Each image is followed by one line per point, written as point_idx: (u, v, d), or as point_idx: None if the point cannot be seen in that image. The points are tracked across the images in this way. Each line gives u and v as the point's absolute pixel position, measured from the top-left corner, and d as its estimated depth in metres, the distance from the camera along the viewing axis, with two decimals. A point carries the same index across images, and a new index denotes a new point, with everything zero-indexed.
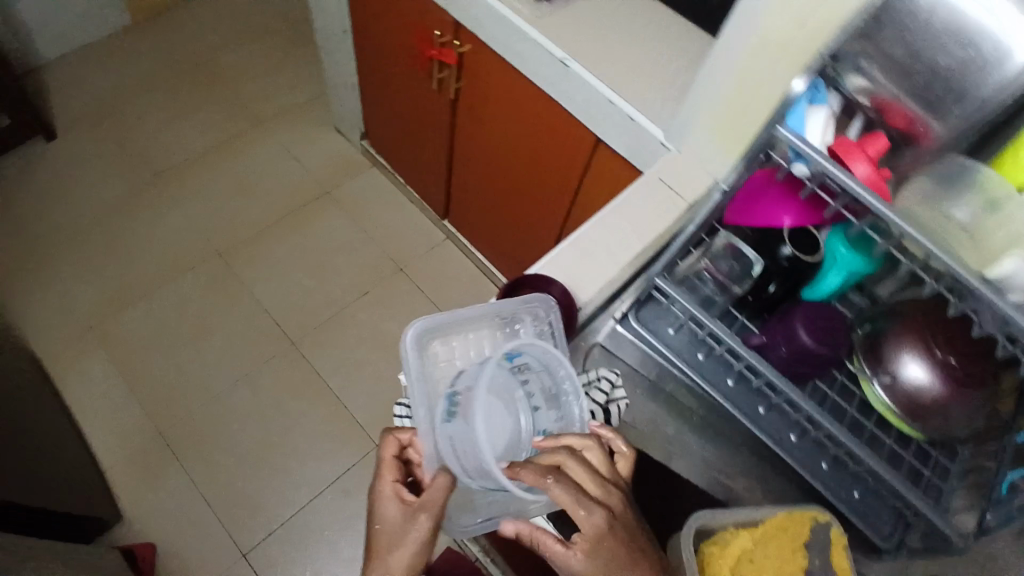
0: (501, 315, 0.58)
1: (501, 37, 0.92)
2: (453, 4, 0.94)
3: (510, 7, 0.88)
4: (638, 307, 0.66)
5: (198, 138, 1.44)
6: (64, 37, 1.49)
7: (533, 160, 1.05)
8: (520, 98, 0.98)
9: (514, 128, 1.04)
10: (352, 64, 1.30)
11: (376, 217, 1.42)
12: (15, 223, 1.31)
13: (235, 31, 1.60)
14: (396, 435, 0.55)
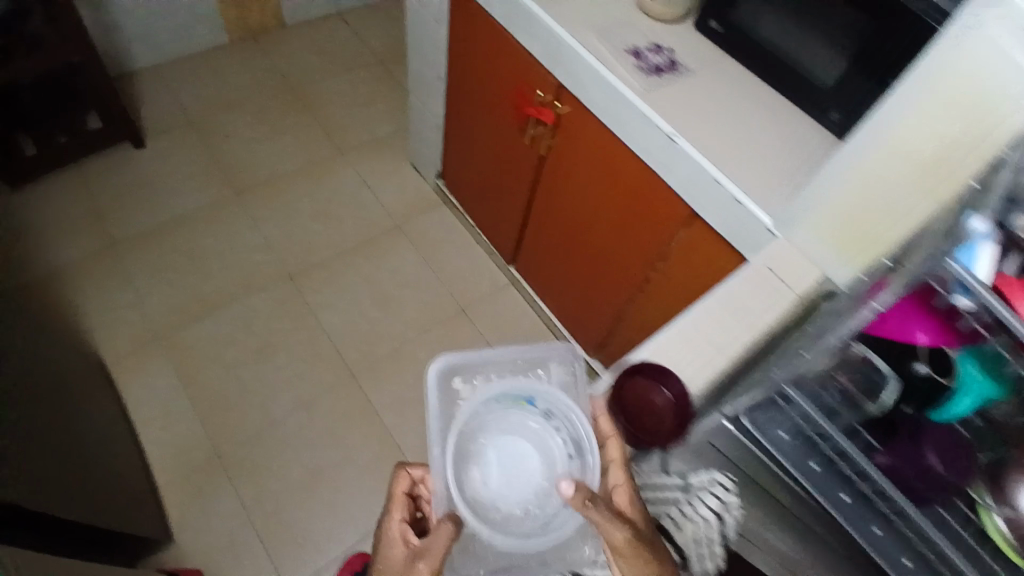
0: (524, 360, 0.61)
1: (603, 104, 0.92)
2: (562, 67, 0.95)
3: (622, 79, 0.88)
4: (754, 407, 0.60)
5: (279, 161, 1.48)
6: (165, 51, 1.55)
7: (616, 227, 1.04)
8: (614, 165, 0.97)
9: (603, 192, 1.02)
10: (440, 107, 1.33)
11: (444, 255, 1.45)
12: (96, 226, 1.34)
13: (324, 60, 1.65)
14: (408, 472, 0.64)
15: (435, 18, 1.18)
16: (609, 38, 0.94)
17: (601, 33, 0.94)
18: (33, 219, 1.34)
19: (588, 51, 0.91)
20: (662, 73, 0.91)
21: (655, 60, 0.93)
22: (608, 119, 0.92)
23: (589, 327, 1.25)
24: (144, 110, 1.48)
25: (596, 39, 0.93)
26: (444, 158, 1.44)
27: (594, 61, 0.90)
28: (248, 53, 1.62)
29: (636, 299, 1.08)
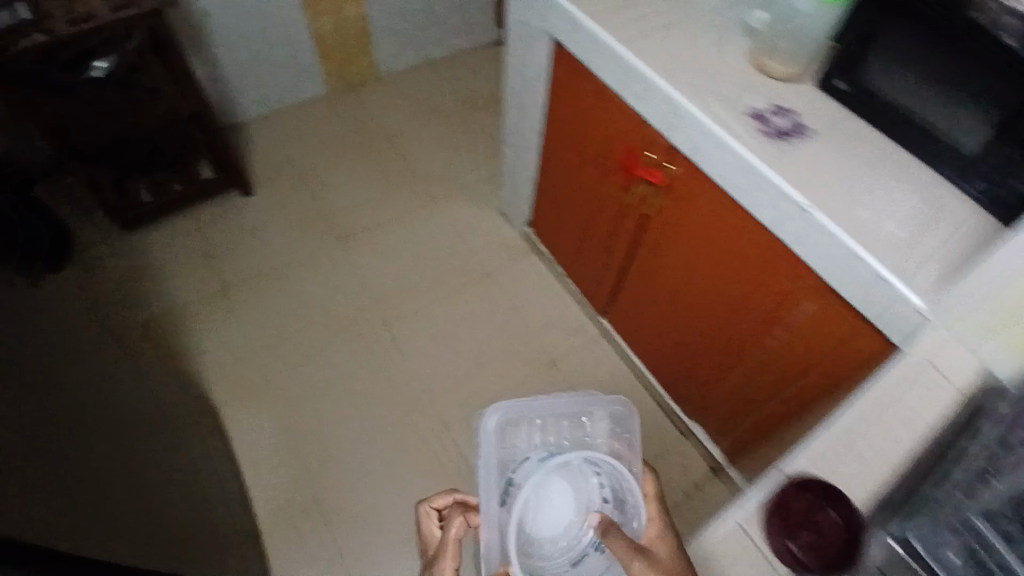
0: (569, 412, 0.74)
1: (725, 170, 0.87)
2: (677, 130, 0.91)
3: (747, 146, 0.84)
4: (908, 514, 0.53)
5: (373, 209, 1.54)
6: (269, 102, 1.64)
7: (729, 293, 0.99)
8: (731, 230, 0.93)
9: (716, 257, 0.98)
10: (534, 157, 1.34)
11: (532, 302, 1.46)
12: (205, 269, 1.41)
13: (413, 111, 1.74)
14: (463, 518, 0.73)
15: (536, 74, 1.17)
16: (727, 99, 0.89)
17: (720, 93, 0.90)
18: (145, 262, 1.41)
19: (709, 116, 0.86)
20: (790, 138, 0.85)
21: (780, 124, 0.87)
22: (732, 186, 0.88)
23: (691, 385, 1.20)
24: (249, 159, 1.57)
25: (717, 101, 0.89)
26: (536, 206, 1.45)
27: (716, 126, 0.86)
28: (344, 106, 1.71)
29: (750, 365, 1.02)
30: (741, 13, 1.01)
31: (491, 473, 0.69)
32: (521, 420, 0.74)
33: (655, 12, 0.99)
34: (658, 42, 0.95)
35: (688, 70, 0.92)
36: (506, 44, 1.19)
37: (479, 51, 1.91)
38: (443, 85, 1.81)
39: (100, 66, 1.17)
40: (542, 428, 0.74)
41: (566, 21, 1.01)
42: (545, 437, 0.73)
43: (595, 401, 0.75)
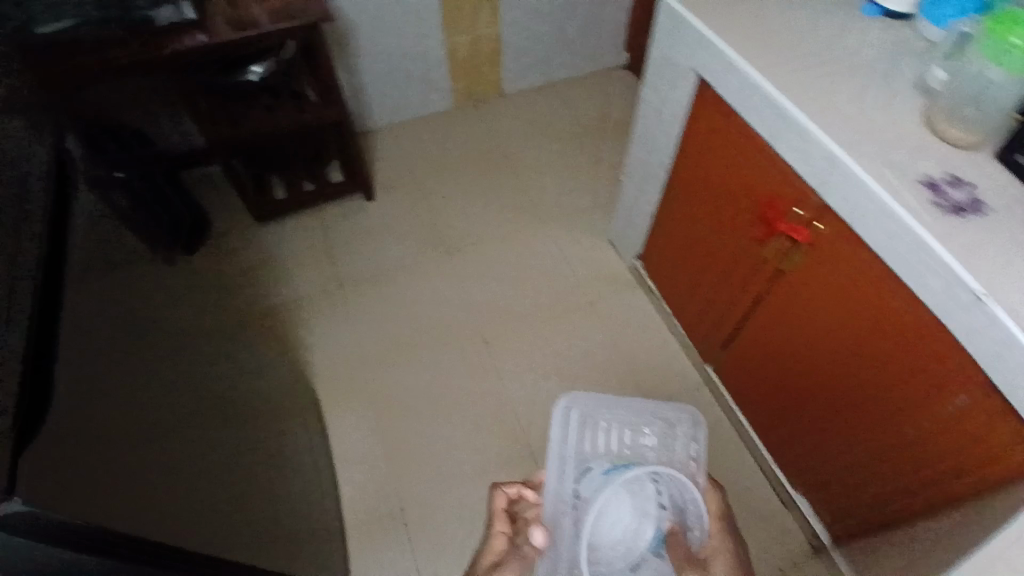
0: (631, 419, 0.84)
1: (884, 238, 0.80)
2: (830, 190, 0.85)
3: (916, 218, 0.75)
4: None
5: (485, 224, 1.56)
6: (397, 112, 1.72)
7: (871, 367, 0.90)
8: (879, 303, 0.85)
9: (860, 328, 0.90)
10: (655, 193, 1.30)
11: (632, 339, 1.42)
12: (324, 264, 1.46)
13: (531, 131, 1.77)
14: (502, 491, 0.83)
15: (672, 111, 1.13)
16: (898, 161, 0.82)
17: (885, 153, 0.82)
18: (273, 253, 1.47)
19: (875, 179, 0.79)
20: (967, 214, 0.76)
21: (955, 197, 0.78)
22: (891, 258, 0.80)
23: (807, 452, 1.13)
24: (375, 165, 1.65)
25: (882, 162, 0.81)
26: (648, 240, 1.41)
27: (880, 190, 0.78)
28: (466, 121, 1.77)
29: (882, 448, 0.94)
30: (912, 68, 0.94)
31: (558, 462, 0.80)
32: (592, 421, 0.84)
33: (816, 58, 0.94)
34: (819, 91, 0.89)
35: (857, 124, 0.86)
36: (644, 77, 1.16)
37: (601, 76, 1.91)
38: (563, 107, 1.83)
39: (256, 71, 1.23)
40: (611, 429, 0.83)
41: (716, 61, 0.97)
42: (612, 441, 0.82)
43: (654, 410, 0.85)
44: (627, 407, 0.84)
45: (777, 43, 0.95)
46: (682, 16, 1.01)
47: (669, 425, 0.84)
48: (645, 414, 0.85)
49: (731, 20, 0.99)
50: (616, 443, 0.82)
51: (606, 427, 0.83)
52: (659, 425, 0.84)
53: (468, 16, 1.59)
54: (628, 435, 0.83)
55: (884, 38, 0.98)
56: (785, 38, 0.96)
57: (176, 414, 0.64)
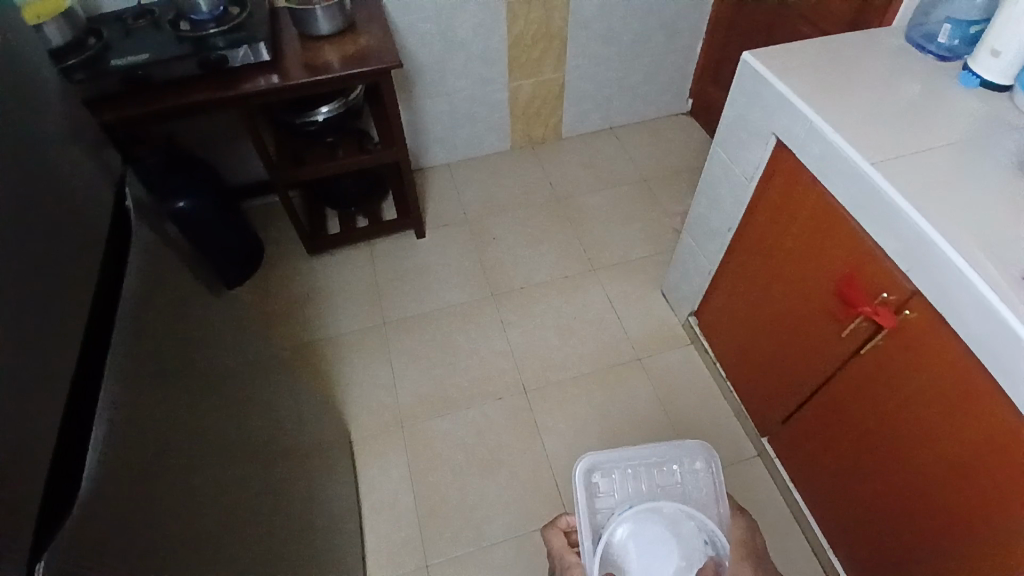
0: (655, 461, 0.87)
1: (982, 336, 0.70)
2: (922, 272, 0.77)
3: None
4: None
5: (536, 268, 1.53)
6: (454, 151, 1.73)
7: (962, 478, 0.79)
8: (975, 405, 0.75)
9: (949, 433, 0.79)
10: (715, 253, 1.23)
11: (684, 403, 1.33)
12: (372, 301, 1.45)
13: (589, 175, 1.73)
14: (556, 526, 0.87)
15: (742, 171, 1.07)
16: (1002, 250, 0.73)
17: (985, 240, 0.74)
18: (323, 286, 1.47)
19: (975, 269, 0.71)
20: None
21: None
22: (989, 358, 0.70)
23: (875, 553, 1.00)
24: (429, 202, 1.65)
25: (983, 250, 0.73)
26: (704, 299, 1.34)
27: (978, 282, 0.70)
28: (523, 163, 1.76)
29: (967, 565, 0.82)
30: (1015, 142, 0.85)
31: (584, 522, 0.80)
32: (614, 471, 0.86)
33: (907, 128, 0.87)
34: (912, 164, 0.82)
35: (955, 204, 0.78)
36: (715, 135, 1.12)
37: (662, 123, 1.88)
38: (622, 153, 1.79)
39: (323, 112, 1.26)
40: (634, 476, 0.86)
41: (797, 124, 0.91)
42: (639, 484, 0.86)
43: (679, 451, 0.87)
44: (647, 453, 0.86)
45: (861, 111, 0.90)
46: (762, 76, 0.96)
47: (689, 463, 0.87)
48: (670, 456, 0.87)
49: (812, 83, 0.94)
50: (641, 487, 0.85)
51: (628, 475, 0.86)
52: (681, 466, 0.87)
53: (533, 60, 1.60)
54: (654, 478, 0.86)
55: (984, 110, 0.90)
56: (871, 105, 0.91)
57: (222, 462, 0.62)
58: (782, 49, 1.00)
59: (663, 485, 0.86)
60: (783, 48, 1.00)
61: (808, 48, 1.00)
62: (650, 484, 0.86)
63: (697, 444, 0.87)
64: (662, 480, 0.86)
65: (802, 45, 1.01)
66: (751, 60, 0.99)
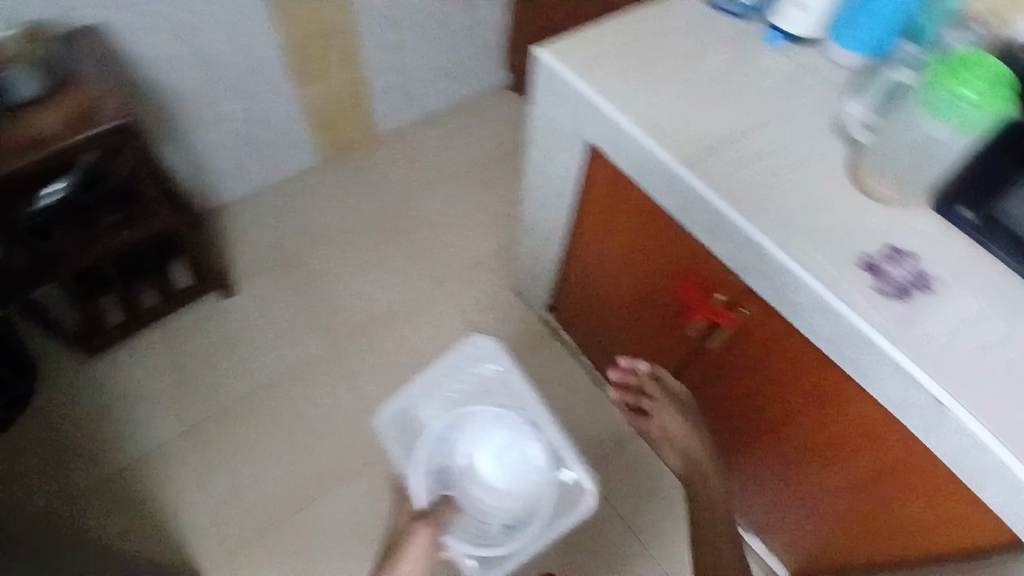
0: (456, 371, 0.91)
1: (821, 332, 0.70)
2: (758, 273, 0.74)
3: (862, 312, 0.66)
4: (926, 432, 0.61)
5: (380, 298, 1.40)
6: (252, 178, 1.49)
7: (826, 448, 0.82)
8: (827, 389, 0.76)
9: (808, 413, 0.81)
10: (557, 252, 1.18)
11: (560, 403, 1.32)
12: (200, 392, 1.28)
13: (415, 175, 1.59)
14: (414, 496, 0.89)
15: (565, 171, 1.00)
16: (834, 233, 0.71)
17: (813, 225, 0.72)
18: (137, 389, 1.28)
19: (808, 269, 0.69)
20: (913, 296, 0.66)
21: (899, 275, 0.68)
22: (832, 352, 0.70)
23: (756, 512, 1.06)
24: (241, 249, 1.44)
25: (811, 241, 0.71)
26: (557, 294, 1.30)
27: (812, 282, 0.68)
28: (340, 175, 1.56)
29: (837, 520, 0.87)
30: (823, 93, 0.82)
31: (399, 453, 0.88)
32: (412, 409, 0.91)
33: (721, 107, 0.82)
34: (728, 154, 0.78)
35: (779, 192, 0.75)
36: (529, 137, 1.02)
37: (483, 100, 1.74)
38: (447, 143, 1.65)
39: (51, 190, 1.03)
40: (440, 396, 0.90)
41: (608, 127, 0.84)
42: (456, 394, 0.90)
43: (472, 352, 0.90)
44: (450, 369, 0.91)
45: (669, 97, 0.83)
46: (561, 75, 0.87)
47: (483, 360, 0.91)
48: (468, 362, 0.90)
49: (615, 74, 0.86)
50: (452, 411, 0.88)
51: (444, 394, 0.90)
52: (475, 367, 0.91)
53: (315, 60, 1.37)
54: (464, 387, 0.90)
55: (792, 69, 0.85)
56: (679, 86, 0.84)
57: None
58: (577, 36, 0.90)
59: (475, 388, 0.90)
60: (578, 34, 0.91)
61: (605, 27, 0.91)
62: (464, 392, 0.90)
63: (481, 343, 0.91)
64: (478, 383, 0.90)
65: (597, 26, 0.91)
66: (548, 57, 0.89)
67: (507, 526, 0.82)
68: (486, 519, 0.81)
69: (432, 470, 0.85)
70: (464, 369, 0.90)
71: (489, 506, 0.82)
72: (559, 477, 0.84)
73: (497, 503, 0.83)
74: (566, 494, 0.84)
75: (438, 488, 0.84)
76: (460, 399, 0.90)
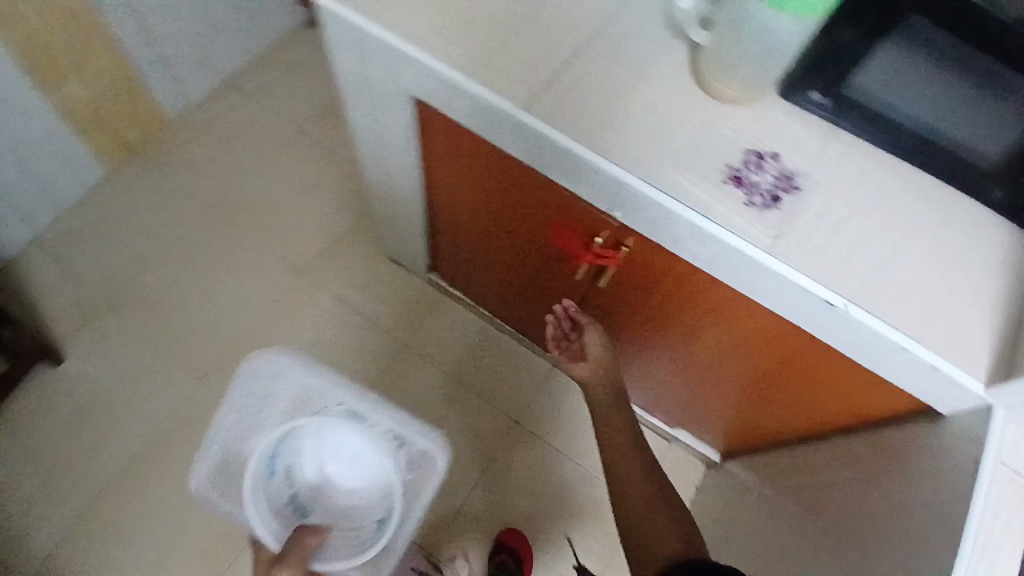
0: (264, 398, 0.88)
1: (707, 259, 0.66)
2: (625, 211, 0.68)
3: (736, 230, 0.62)
4: (820, 318, 0.63)
5: (246, 309, 1.27)
6: (33, 216, 1.26)
7: (733, 353, 0.83)
8: (721, 304, 0.74)
9: (711, 328, 0.80)
10: (417, 214, 1.06)
11: (471, 360, 1.26)
12: (69, 467, 1.16)
13: (235, 159, 1.38)
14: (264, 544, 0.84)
15: (394, 133, 0.87)
16: (695, 151, 0.65)
17: (672, 147, 0.65)
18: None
19: (673, 199, 0.63)
20: (781, 201, 0.63)
21: (765, 181, 0.64)
22: (722, 276, 0.67)
23: (679, 413, 1.09)
24: (57, 301, 1.25)
25: (675, 166, 0.65)
26: (434, 255, 1.20)
27: (691, 212, 0.63)
28: (145, 182, 1.34)
29: (751, 407, 0.91)
30: None
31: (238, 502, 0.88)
32: (233, 451, 0.88)
33: (548, 24, 0.70)
34: (568, 82, 0.68)
35: (631, 117, 0.66)
36: (344, 98, 0.86)
37: (289, 47, 1.48)
38: (261, 111, 1.42)
39: None
40: (254, 428, 0.88)
41: (426, 78, 0.71)
42: (272, 420, 0.89)
43: (268, 375, 0.88)
44: (252, 402, 0.88)
45: (486, 25, 0.70)
46: (353, 23, 0.71)
47: (284, 374, 0.88)
48: (271, 384, 0.88)
49: (416, 8, 0.71)
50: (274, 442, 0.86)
51: (257, 428, 0.88)
52: (279, 385, 0.88)
53: (41, 48, 1.07)
54: (278, 413, 0.89)
55: None
56: (495, 8, 0.71)
57: None
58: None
59: (290, 407, 0.89)
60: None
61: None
62: (279, 416, 0.88)
63: (275, 356, 0.86)
64: (291, 398, 0.88)
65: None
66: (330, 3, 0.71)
67: (373, 517, 0.86)
68: (354, 521, 0.86)
69: (277, 507, 0.84)
70: (273, 391, 0.89)
71: (351, 507, 0.87)
72: (403, 453, 0.88)
73: (360, 502, 0.87)
74: (416, 462, 0.88)
75: (293, 517, 0.85)
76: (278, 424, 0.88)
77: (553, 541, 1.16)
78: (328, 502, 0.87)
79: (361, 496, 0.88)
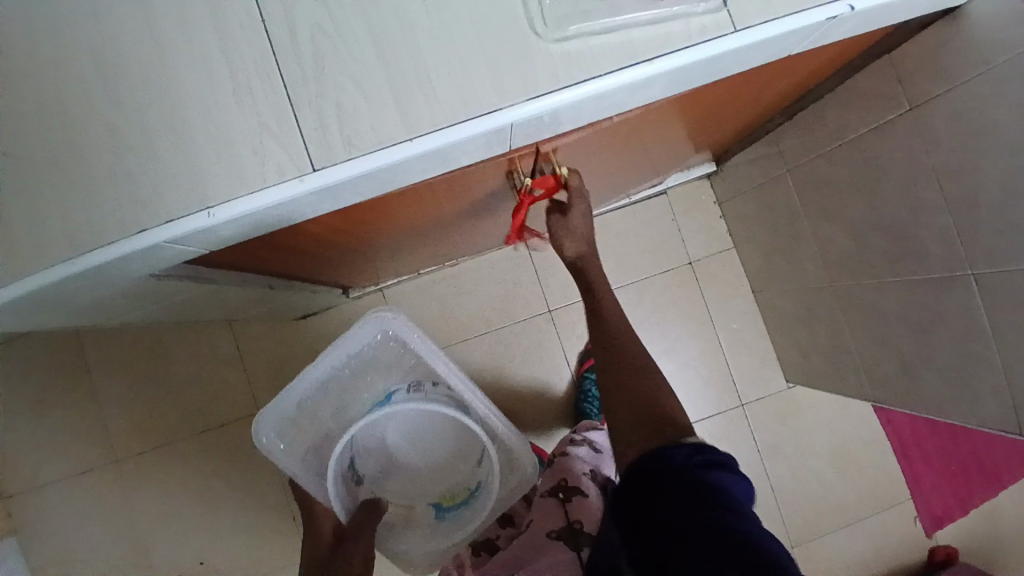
0: (353, 355, 0.74)
1: (664, 90, 0.46)
2: (534, 137, 0.47)
3: (681, 44, 0.42)
4: (822, 35, 0.46)
5: (263, 485, 1.11)
6: None
7: (710, 108, 0.68)
8: (688, 96, 0.57)
9: (684, 108, 0.64)
10: (297, 287, 0.84)
11: (464, 309, 1.11)
12: None
13: (76, 403, 1.11)
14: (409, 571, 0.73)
15: (191, 285, 0.60)
16: None
17: (511, 16, 0.41)
18: None
19: (587, 79, 0.41)
20: None
21: None
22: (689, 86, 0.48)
23: (656, 176, 0.99)
24: None
25: (543, 36, 0.41)
26: (339, 285, 0.98)
27: (621, 75, 0.41)
28: (44, 499, 1.09)
29: (726, 126, 0.82)
30: None
31: (293, 447, 0.73)
32: (294, 414, 0.73)
33: (202, 31, 0.41)
34: (318, 73, 0.41)
35: (430, 31, 0.40)
36: (101, 310, 0.60)
37: None
38: (29, 340, 1.11)
39: None
40: (326, 392, 0.75)
41: (156, 253, 0.44)
42: (355, 376, 0.77)
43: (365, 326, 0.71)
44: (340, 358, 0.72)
45: (146, 116, 0.41)
46: (26, 288, 0.43)
47: (378, 333, 0.73)
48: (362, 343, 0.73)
49: (55, 191, 0.42)
50: (340, 416, 0.78)
51: (326, 386, 0.74)
52: (365, 345, 0.74)
53: None
54: (362, 372, 0.77)
55: None
56: (124, 83, 0.41)
57: None
58: None
59: (372, 362, 0.77)
60: None
61: None
62: (355, 370, 0.76)
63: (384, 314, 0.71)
64: (376, 357, 0.77)
65: None
66: None
67: (428, 501, 0.82)
68: (397, 492, 0.82)
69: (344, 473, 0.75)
70: (361, 350, 0.74)
71: (401, 481, 0.83)
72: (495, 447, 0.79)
73: (418, 475, 0.83)
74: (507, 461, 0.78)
75: (352, 487, 0.77)
76: (349, 384, 0.77)
77: (675, 349, 1.11)
78: (378, 465, 0.82)
79: (416, 473, 0.83)
